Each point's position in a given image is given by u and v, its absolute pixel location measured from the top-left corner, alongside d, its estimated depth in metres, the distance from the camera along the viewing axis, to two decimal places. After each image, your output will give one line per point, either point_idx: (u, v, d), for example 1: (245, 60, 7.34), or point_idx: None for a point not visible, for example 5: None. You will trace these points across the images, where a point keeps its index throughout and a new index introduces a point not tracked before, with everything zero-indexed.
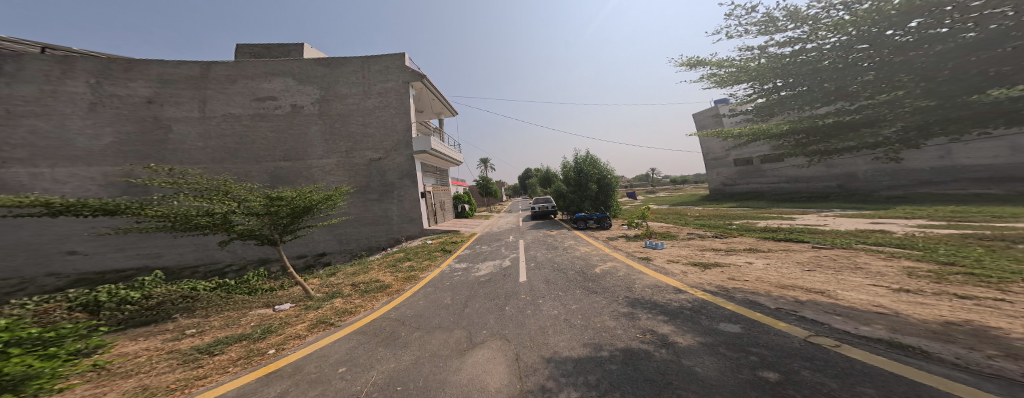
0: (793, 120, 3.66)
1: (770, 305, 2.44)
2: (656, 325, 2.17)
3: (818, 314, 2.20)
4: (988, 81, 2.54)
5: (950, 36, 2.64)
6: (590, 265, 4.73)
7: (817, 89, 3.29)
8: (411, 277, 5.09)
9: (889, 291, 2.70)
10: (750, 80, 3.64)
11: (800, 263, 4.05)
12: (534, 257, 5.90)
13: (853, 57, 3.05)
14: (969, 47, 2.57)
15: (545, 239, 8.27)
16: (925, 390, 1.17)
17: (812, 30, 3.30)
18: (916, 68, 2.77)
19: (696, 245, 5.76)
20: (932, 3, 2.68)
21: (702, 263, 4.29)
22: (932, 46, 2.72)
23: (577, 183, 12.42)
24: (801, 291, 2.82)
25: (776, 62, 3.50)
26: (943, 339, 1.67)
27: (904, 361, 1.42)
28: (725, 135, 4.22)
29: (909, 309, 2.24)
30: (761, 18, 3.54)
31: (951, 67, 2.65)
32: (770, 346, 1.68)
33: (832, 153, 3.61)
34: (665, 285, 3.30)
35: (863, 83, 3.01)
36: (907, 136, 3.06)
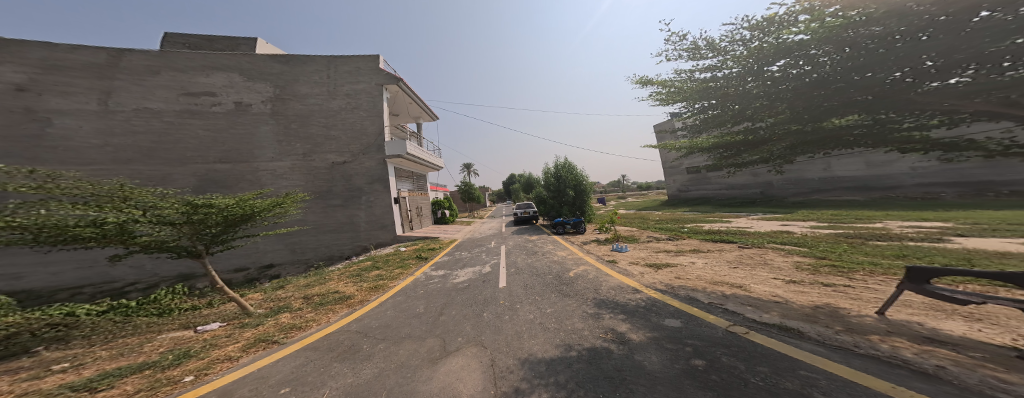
0: (718, 135, 4.17)
1: (704, 300, 2.89)
2: (616, 323, 2.40)
3: (733, 305, 2.69)
4: (827, 111, 2.95)
5: (801, 76, 3.00)
6: (568, 269, 5.00)
7: (727, 111, 3.73)
8: (378, 286, 4.71)
9: (784, 283, 3.42)
10: (683, 100, 4.09)
11: (728, 261, 4.87)
12: (515, 262, 6.00)
13: (746, 86, 3.43)
14: (816, 84, 2.91)
15: (525, 244, 8.41)
16: (799, 363, 1.53)
17: (722, 61, 3.74)
18: (787, 98, 3.13)
19: (653, 247, 6.51)
20: (786, 48, 3.00)
21: (657, 264, 4.85)
22: (790, 84, 3.09)
23: (556, 188, 12.98)
24: (727, 286, 3.41)
25: (700, 86, 3.86)
26: (813, 320, 2.19)
27: (789, 342, 1.82)
28: (670, 146, 4.87)
29: (795, 297, 2.89)
30: (694, 46, 3.97)
31: (803, 99, 3.05)
32: (700, 337, 2.00)
33: (742, 165, 4.25)
34: (626, 286, 3.66)
35: (756, 108, 3.41)
36: (785, 153, 3.66)
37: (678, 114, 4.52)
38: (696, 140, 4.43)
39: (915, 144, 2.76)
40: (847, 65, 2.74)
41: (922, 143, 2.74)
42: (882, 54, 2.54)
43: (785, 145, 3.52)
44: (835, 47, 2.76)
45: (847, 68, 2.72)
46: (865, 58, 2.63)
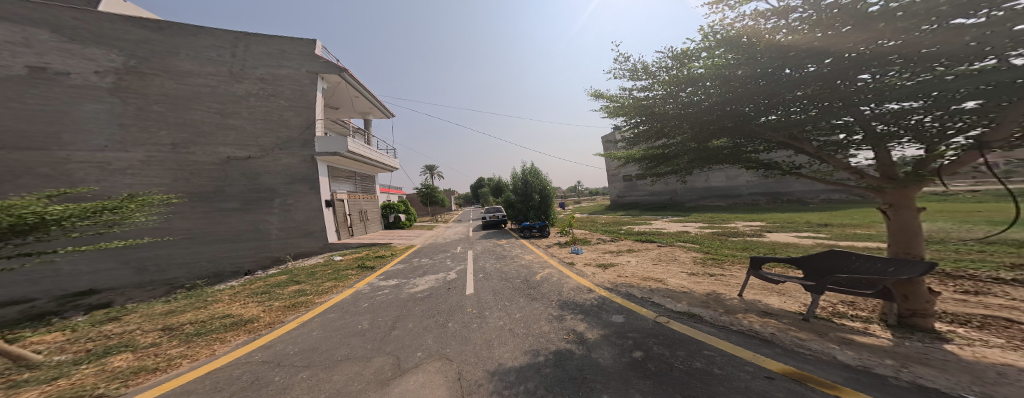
0: (649, 149, 4.89)
1: (639, 294, 3.50)
2: (576, 324, 2.64)
3: (658, 297, 3.34)
4: (708, 132, 3.76)
5: (694, 103, 3.67)
6: (535, 271, 5.19)
7: (653, 126, 4.36)
8: (297, 304, 3.90)
9: (689, 275, 4.41)
10: (624, 114, 4.60)
11: (653, 258, 5.93)
12: (483, 267, 5.86)
13: (664, 106, 4.01)
14: (702, 111, 3.62)
15: (494, 249, 8.27)
16: (707, 346, 2.04)
17: (651, 83, 4.27)
18: (688, 119, 3.82)
19: (601, 248, 7.37)
20: (690, 79, 3.60)
21: (604, 264, 5.51)
22: (688, 107, 3.74)
23: (525, 193, 12.95)
24: (653, 280, 4.19)
25: (637, 102, 4.38)
26: (709, 306, 2.94)
27: (697, 327, 2.40)
28: (613, 155, 5.54)
29: (696, 286, 3.79)
30: (634, 68, 4.45)
31: (695, 122, 3.78)
32: (639, 330, 2.41)
33: (661, 174, 5.15)
34: (583, 286, 4.04)
35: (670, 123, 4.07)
36: (687, 165, 4.62)
37: (620, 127, 5.09)
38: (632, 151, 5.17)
39: (756, 163, 3.95)
40: (722, 97, 3.36)
41: (753, 163, 3.98)
42: (741, 91, 3.19)
43: (686, 161, 4.43)
44: (714, 85, 3.44)
45: (722, 101, 3.38)
46: (730, 93, 3.27)
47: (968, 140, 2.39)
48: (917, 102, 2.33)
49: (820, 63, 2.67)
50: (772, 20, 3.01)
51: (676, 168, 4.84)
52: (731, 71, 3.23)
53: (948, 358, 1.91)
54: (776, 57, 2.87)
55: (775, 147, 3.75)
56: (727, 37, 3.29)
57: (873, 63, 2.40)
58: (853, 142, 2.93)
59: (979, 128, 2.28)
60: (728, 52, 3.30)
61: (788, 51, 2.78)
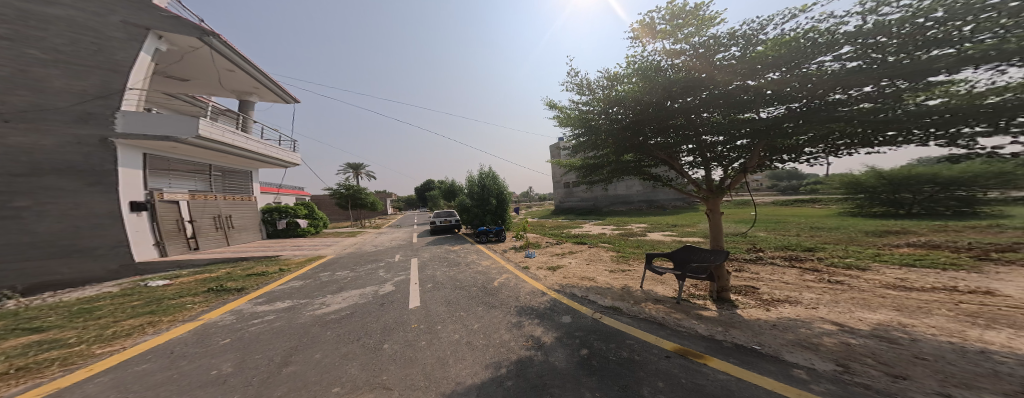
0: (586, 160, 5.39)
1: (579, 293, 3.91)
2: (534, 329, 2.70)
3: (593, 295, 3.81)
4: (625, 146, 4.36)
5: (616, 118, 4.18)
6: (491, 278, 5.06)
7: (588, 138, 4.75)
8: (41, 362, 2.42)
9: (614, 272, 5.19)
10: (571, 125, 4.92)
11: (589, 258, 6.66)
12: (433, 275, 5.35)
13: (596, 120, 4.41)
14: (622, 127, 4.17)
15: (445, 255, 7.66)
16: (637, 339, 2.44)
17: (588, 98, 4.63)
18: (612, 133, 4.30)
19: (549, 251, 7.82)
20: (614, 99, 4.04)
21: (552, 266, 5.86)
22: (612, 122, 4.24)
23: (480, 198, 12.50)
24: (588, 279, 4.75)
25: (579, 115, 4.72)
26: (629, 299, 3.55)
27: (628, 322, 2.85)
28: (558, 162, 5.92)
29: (619, 282, 4.50)
30: (578, 83, 4.70)
31: (615, 137, 4.32)
32: (585, 328, 2.68)
33: (592, 182, 5.81)
34: (537, 290, 4.20)
35: (599, 135, 4.49)
36: (609, 175, 5.32)
37: (565, 137, 5.49)
38: (575, 160, 5.65)
39: (649, 176, 4.94)
40: (633, 117, 4.01)
41: (646, 175, 4.91)
42: (643, 114, 3.92)
43: (609, 171, 5.17)
44: (628, 107, 4.00)
45: (633, 121, 4.03)
46: (637, 114, 3.97)
47: (737, 166, 4.03)
48: (720, 137, 3.66)
49: (686, 99, 3.64)
50: (667, 61, 3.74)
51: (603, 178, 5.52)
52: (636, 96, 3.79)
53: (752, 320, 2.93)
54: (665, 90, 3.60)
55: (659, 164, 4.74)
56: (638, 67, 3.84)
57: (708, 105, 3.55)
58: (690, 164, 4.29)
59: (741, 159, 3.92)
60: (641, 80, 3.78)
61: (676, 85, 3.53)
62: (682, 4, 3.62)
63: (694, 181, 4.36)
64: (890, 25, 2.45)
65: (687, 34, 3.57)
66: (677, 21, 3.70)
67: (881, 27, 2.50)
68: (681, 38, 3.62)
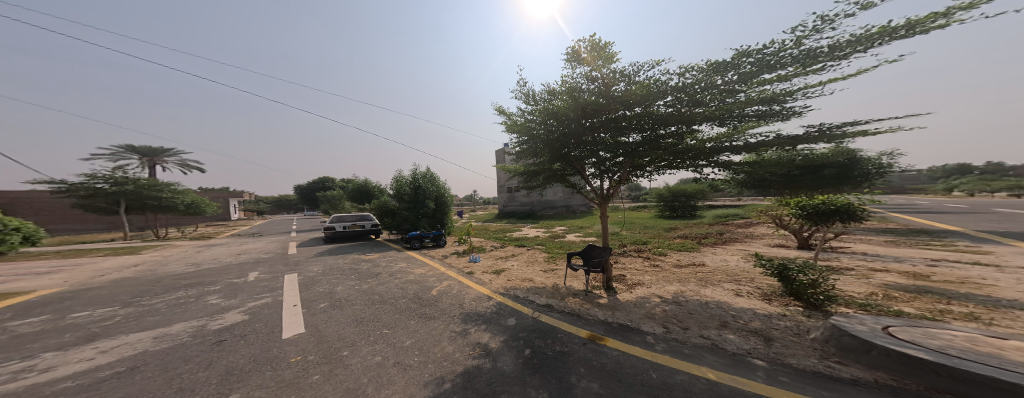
0: (527, 167, 5.67)
1: (522, 295, 4.07)
2: (480, 336, 2.67)
3: (532, 295, 4.07)
4: (552, 155, 4.82)
5: (548, 128, 4.58)
6: (428, 287, 4.65)
7: (527, 144, 5.06)
8: None
9: (549, 271, 5.64)
10: (513, 132, 5.11)
11: (531, 260, 6.99)
12: (335, 293, 4.47)
13: (529, 127, 4.76)
14: (551, 138, 4.58)
15: (369, 266, 6.57)
16: (570, 332, 2.75)
17: (529, 108, 4.93)
18: (544, 142, 4.68)
19: (493, 255, 7.81)
20: (547, 112, 4.44)
21: (497, 270, 5.86)
22: (541, 133, 4.65)
23: (413, 200, 11.29)
24: (529, 279, 4.99)
25: (520, 125, 4.96)
26: (562, 296, 3.94)
27: (563, 317, 3.18)
28: (504, 167, 5.96)
29: (554, 280, 4.93)
30: (525, 93, 4.90)
31: (544, 145, 4.71)
32: (528, 328, 2.84)
33: (528, 188, 6.19)
34: (482, 294, 4.16)
35: (535, 141, 4.77)
36: (542, 181, 5.75)
37: (510, 144, 5.63)
38: (518, 167, 5.89)
39: (572, 186, 5.59)
40: (557, 131, 4.52)
41: (568, 183, 5.51)
42: (564, 128, 4.44)
43: (543, 178, 5.59)
44: (555, 119, 4.47)
45: (558, 134, 4.52)
46: (558, 127, 4.49)
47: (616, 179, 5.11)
48: (607, 154, 4.60)
49: (592, 120, 4.34)
50: (587, 84, 4.31)
51: (536, 184, 5.97)
52: (566, 112, 4.23)
53: (624, 301, 3.79)
54: (580, 110, 4.22)
55: (576, 173, 5.39)
56: (567, 87, 4.33)
57: (604, 126, 4.30)
58: (592, 175, 5.10)
59: (617, 176, 5.03)
60: (568, 99, 4.27)
61: (588, 107, 4.18)
62: (598, 40, 4.25)
63: (596, 191, 5.16)
64: (688, 90, 3.82)
65: (600, 64, 4.20)
66: (592, 53, 4.32)
67: (688, 92, 3.85)
68: (597, 66, 4.25)
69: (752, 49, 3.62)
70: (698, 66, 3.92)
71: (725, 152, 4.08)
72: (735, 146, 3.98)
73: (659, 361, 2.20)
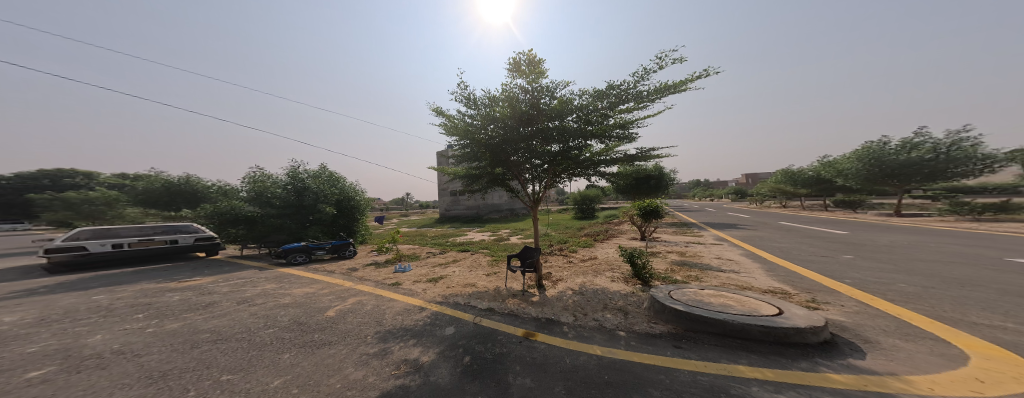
0: (469, 168, 5.55)
1: (463, 302, 3.93)
2: (409, 352, 2.47)
3: (474, 300, 3.99)
4: (494, 160, 4.86)
5: (490, 132, 4.65)
6: (327, 307, 4.03)
7: (468, 147, 5.03)
8: None
9: (492, 275, 5.63)
10: (450, 133, 5.04)
11: (473, 265, 6.82)
12: (84, 348, 2.81)
13: (468, 130, 4.75)
14: (494, 143, 4.64)
15: (266, 288, 5.29)
16: (508, 333, 2.81)
17: (471, 111, 4.89)
18: (485, 146, 4.72)
19: (429, 263, 7.34)
20: (489, 118, 4.52)
21: (434, 278, 5.53)
22: (481, 136, 4.69)
23: (298, 203, 9.69)
24: (469, 286, 4.84)
25: (458, 127, 4.91)
26: (501, 299, 3.99)
27: (499, 319, 3.23)
28: (443, 169, 5.77)
29: (494, 284, 4.93)
30: (467, 96, 4.86)
31: (485, 150, 4.76)
32: (466, 336, 2.77)
33: (469, 191, 6.13)
34: (411, 306, 3.86)
35: (478, 145, 4.78)
36: (485, 184, 5.73)
37: (450, 146, 5.46)
38: (456, 169, 5.77)
39: (513, 191, 5.71)
40: (497, 137, 4.62)
41: (508, 188, 5.65)
42: (502, 134, 4.58)
43: (484, 181, 5.55)
44: (495, 125, 4.58)
45: (497, 140, 4.62)
46: (496, 133, 4.62)
47: (545, 187, 5.49)
48: (539, 161, 4.92)
49: (527, 129, 4.60)
50: (522, 94, 4.54)
51: (479, 187, 5.91)
52: (505, 119, 4.39)
53: (555, 297, 4.09)
54: (518, 118, 4.45)
55: (514, 178, 5.58)
56: (504, 95, 4.51)
57: (536, 136, 4.61)
58: (527, 180, 5.37)
59: (544, 183, 5.45)
60: (507, 106, 4.44)
61: (522, 116, 4.45)
62: (533, 56, 4.59)
63: (530, 195, 5.47)
64: (585, 111, 4.60)
65: (534, 78, 4.48)
66: (528, 68, 4.62)
67: (584, 112, 4.62)
68: (531, 79, 4.53)
69: (617, 84, 4.64)
70: (594, 91, 4.72)
71: (604, 164, 5.08)
72: (607, 161, 5.00)
73: (578, 348, 2.52)
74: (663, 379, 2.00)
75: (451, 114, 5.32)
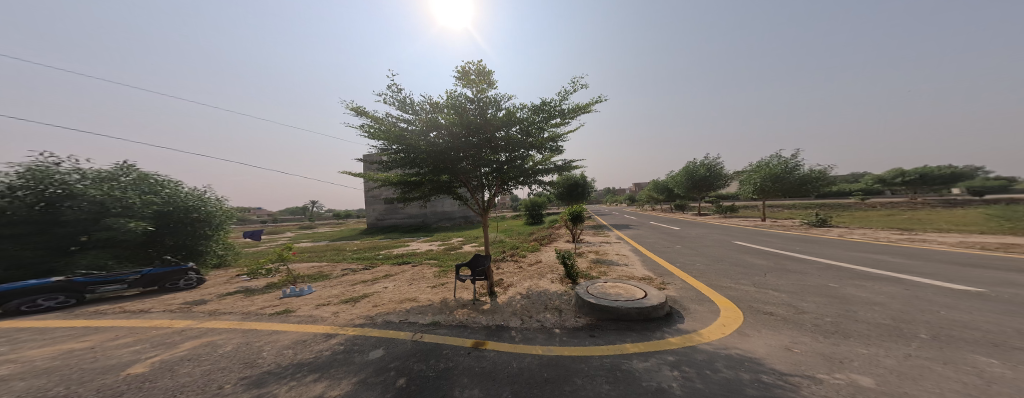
0: (403, 175, 5.14)
1: (395, 320, 3.57)
2: (321, 388, 2.09)
3: (413, 316, 3.69)
4: (438, 168, 4.65)
5: (433, 139, 4.47)
6: (129, 363, 2.81)
7: (406, 154, 4.68)
8: None
9: (433, 287, 5.27)
10: (380, 137, 4.61)
11: (408, 280, 6.24)
12: None
13: (408, 135, 4.45)
14: (437, 150, 4.45)
15: (73, 339, 3.66)
16: (447, 346, 2.69)
17: (409, 116, 4.58)
18: (428, 154, 4.49)
19: (346, 282, 6.39)
20: (432, 124, 4.37)
21: (352, 298, 4.85)
22: (422, 143, 4.45)
23: (52, 221, 6.19)
24: (406, 301, 4.43)
25: (394, 130, 4.52)
26: (439, 311, 3.79)
27: (435, 332, 3.07)
28: (369, 176, 5.18)
29: (432, 297, 4.64)
30: (401, 99, 4.54)
31: (428, 157, 4.53)
32: (397, 356, 2.52)
33: (405, 199, 5.67)
34: (311, 336, 3.24)
35: (419, 152, 4.50)
36: (425, 192, 5.41)
37: (382, 150, 4.97)
38: (386, 175, 5.26)
39: (458, 199, 5.54)
40: (441, 145, 4.45)
41: (454, 196, 5.47)
42: (447, 142, 4.47)
43: (428, 189, 5.23)
44: (438, 130, 4.44)
45: (441, 148, 4.45)
46: (438, 140, 4.48)
47: (491, 195, 5.52)
48: (486, 170, 4.94)
49: (475, 138, 4.60)
50: (469, 103, 4.52)
51: (420, 195, 5.53)
52: (451, 126, 4.30)
53: (506, 304, 4.11)
54: (465, 127, 4.41)
55: (464, 186, 5.45)
56: (449, 102, 4.41)
57: (484, 145, 4.65)
58: (472, 188, 5.30)
59: (491, 191, 5.49)
60: (453, 114, 4.35)
61: (471, 125, 4.44)
62: (483, 67, 4.65)
63: (478, 203, 5.43)
64: (527, 124, 4.89)
65: (482, 88, 4.53)
66: (477, 77, 4.64)
67: (526, 124, 4.88)
68: (477, 88, 4.55)
69: (556, 102, 5.17)
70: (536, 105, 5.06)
71: (542, 174, 5.42)
72: (548, 169, 5.39)
73: (523, 350, 2.59)
74: (584, 367, 2.24)
75: (381, 116, 4.86)
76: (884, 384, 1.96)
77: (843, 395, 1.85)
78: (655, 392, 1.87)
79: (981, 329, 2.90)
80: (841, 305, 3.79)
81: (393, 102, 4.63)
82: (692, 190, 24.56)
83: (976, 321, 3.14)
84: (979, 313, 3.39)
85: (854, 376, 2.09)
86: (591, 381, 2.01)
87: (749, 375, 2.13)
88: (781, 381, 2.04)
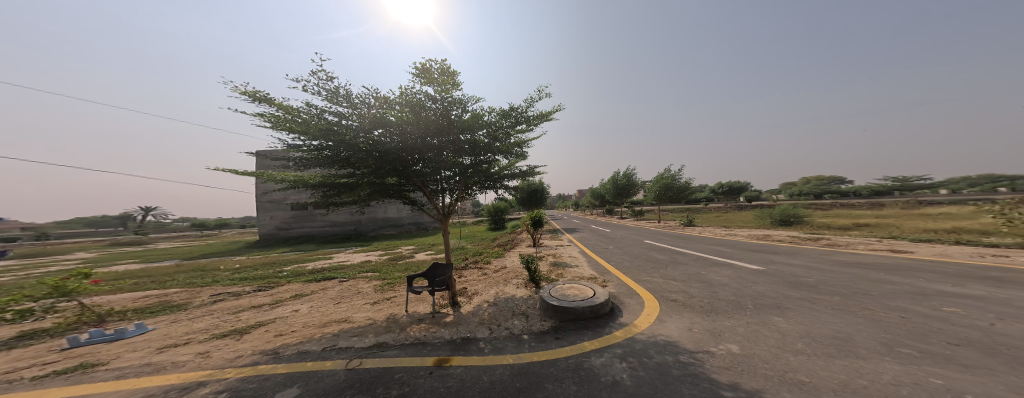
0: (326, 176, 4.52)
1: (316, 349, 3.04)
2: None
3: (352, 339, 3.22)
4: (387, 169, 4.24)
5: (380, 138, 4.09)
6: None
7: (336, 152, 4.14)
8: None
9: (371, 304, 4.71)
10: (297, 130, 4.00)
11: (330, 299, 5.46)
12: None
13: (343, 130, 3.98)
14: (375, 148, 4.08)
15: None
16: (394, 369, 2.37)
17: (348, 111, 4.10)
18: (368, 153, 4.09)
19: (225, 310, 5.29)
20: (375, 121, 4.01)
21: (241, 329, 4.05)
22: (355, 140, 4.02)
23: None
24: (335, 324, 3.88)
25: (323, 124, 3.94)
26: (381, 331, 3.38)
27: (378, 355, 2.70)
28: (274, 178, 4.40)
29: (374, 314, 4.15)
30: (331, 89, 4.04)
31: (370, 156, 4.12)
32: (321, 392, 2.12)
33: (334, 203, 5.01)
34: (160, 391, 2.45)
35: (360, 151, 4.06)
36: (365, 196, 4.87)
37: (297, 145, 4.31)
38: (303, 176, 4.53)
39: (411, 204, 5.11)
40: (385, 145, 4.10)
41: (407, 200, 5.04)
42: (398, 142, 4.15)
43: (365, 192, 4.68)
44: (380, 129, 4.10)
45: (388, 148, 4.09)
46: (382, 137, 4.11)
47: (451, 200, 5.23)
48: (448, 173, 4.66)
49: (434, 140, 4.33)
50: (429, 101, 4.23)
51: (357, 199, 4.93)
52: (405, 125, 3.99)
53: (470, 314, 3.87)
54: (425, 127, 4.12)
55: (417, 190, 5.07)
56: (404, 98, 4.08)
57: (446, 147, 4.43)
58: (427, 191, 4.95)
59: (452, 195, 5.18)
60: (409, 112, 4.03)
61: (431, 126, 4.16)
62: (447, 66, 4.41)
63: (437, 208, 5.08)
64: (494, 128, 4.77)
65: (447, 87, 4.29)
66: (440, 76, 4.39)
67: (492, 128, 4.76)
68: (441, 88, 4.28)
69: (526, 109, 5.18)
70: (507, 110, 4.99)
71: (507, 178, 5.33)
72: (513, 174, 5.31)
73: (494, 361, 2.41)
74: (553, 371, 2.16)
75: (300, 105, 4.21)
76: (745, 348, 2.33)
77: (730, 363, 2.10)
78: (611, 388, 1.86)
79: (767, 296, 3.80)
80: (709, 287, 4.52)
81: (317, 92, 4.08)
82: (615, 196, 27.23)
83: (766, 290, 4.12)
84: (766, 283, 4.45)
85: (730, 345, 2.41)
86: (561, 385, 1.93)
87: (672, 357, 2.27)
88: (692, 359, 2.22)
